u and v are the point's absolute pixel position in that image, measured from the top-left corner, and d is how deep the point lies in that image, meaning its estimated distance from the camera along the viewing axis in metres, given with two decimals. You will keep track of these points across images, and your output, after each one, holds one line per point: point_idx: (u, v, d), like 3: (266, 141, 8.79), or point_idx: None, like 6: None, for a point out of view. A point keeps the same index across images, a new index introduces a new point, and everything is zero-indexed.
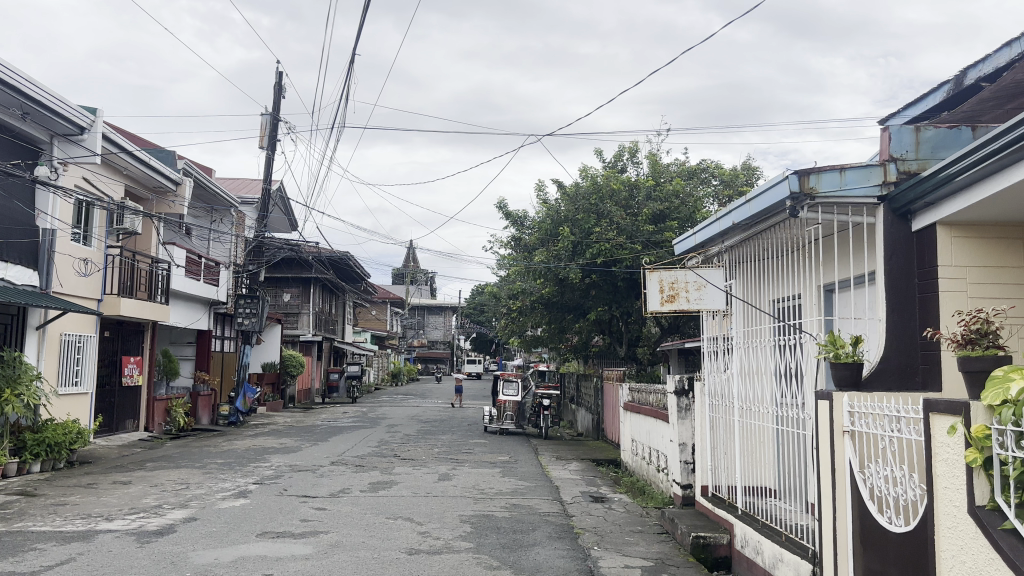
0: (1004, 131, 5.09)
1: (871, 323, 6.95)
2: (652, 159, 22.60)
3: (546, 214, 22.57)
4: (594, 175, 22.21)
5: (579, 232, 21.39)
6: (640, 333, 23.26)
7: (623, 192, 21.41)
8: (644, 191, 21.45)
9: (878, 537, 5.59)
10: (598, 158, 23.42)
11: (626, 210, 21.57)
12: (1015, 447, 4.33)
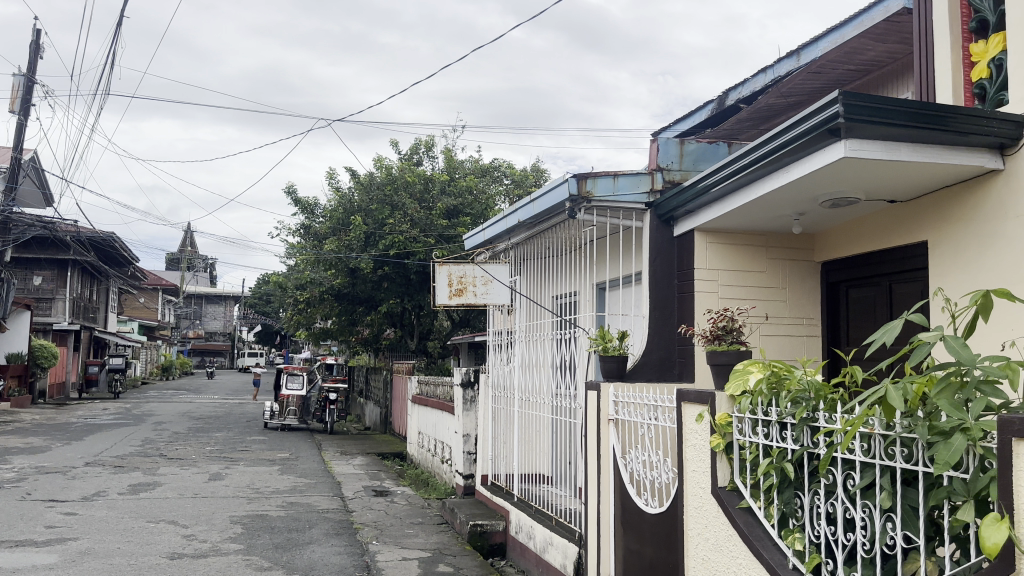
0: (751, 149, 5.65)
1: (637, 319, 7.45)
2: (447, 154, 22.90)
3: (337, 203, 22.10)
4: (389, 166, 22.20)
5: (372, 221, 21.24)
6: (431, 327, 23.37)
7: (417, 185, 21.53)
8: (438, 185, 21.69)
9: (635, 518, 6.00)
10: (393, 149, 23.32)
11: (420, 203, 21.74)
12: (751, 433, 4.87)
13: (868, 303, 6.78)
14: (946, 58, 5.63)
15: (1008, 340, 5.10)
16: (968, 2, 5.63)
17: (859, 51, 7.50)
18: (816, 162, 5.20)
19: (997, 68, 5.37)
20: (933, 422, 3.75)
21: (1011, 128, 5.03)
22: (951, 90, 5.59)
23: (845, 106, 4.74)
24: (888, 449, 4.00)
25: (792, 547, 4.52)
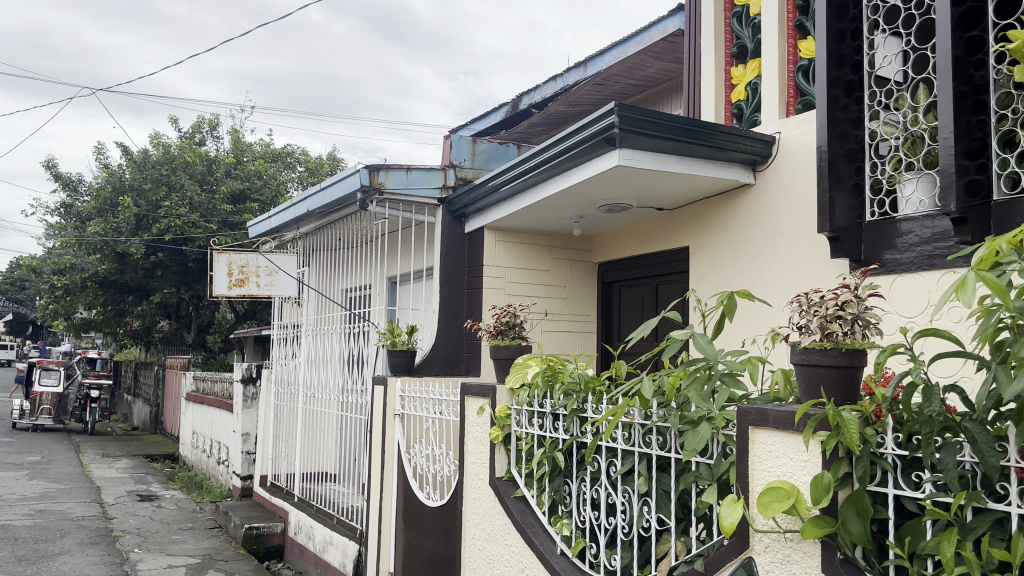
0: (535, 152, 5.85)
1: (426, 314, 7.47)
2: (234, 136, 21.78)
3: (106, 181, 20.27)
4: (167, 145, 20.66)
5: (145, 202, 19.91)
6: (212, 319, 22.05)
7: (199, 166, 20.40)
8: (223, 168, 20.61)
9: (416, 512, 6.00)
10: (174, 127, 21.80)
11: (201, 185, 20.57)
12: (529, 424, 5.04)
13: (638, 300, 7.20)
14: (711, 79, 6.16)
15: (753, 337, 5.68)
16: (731, 29, 6.14)
17: (639, 67, 8.02)
18: (594, 168, 5.48)
19: (752, 92, 5.93)
20: (683, 411, 4.10)
21: (760, 146, 5.59)
22: (714, 109, 6.13)
23: (621, 116, 5.03)
24: (646, 437, 4.34)
25: (560, 533, 4.76)
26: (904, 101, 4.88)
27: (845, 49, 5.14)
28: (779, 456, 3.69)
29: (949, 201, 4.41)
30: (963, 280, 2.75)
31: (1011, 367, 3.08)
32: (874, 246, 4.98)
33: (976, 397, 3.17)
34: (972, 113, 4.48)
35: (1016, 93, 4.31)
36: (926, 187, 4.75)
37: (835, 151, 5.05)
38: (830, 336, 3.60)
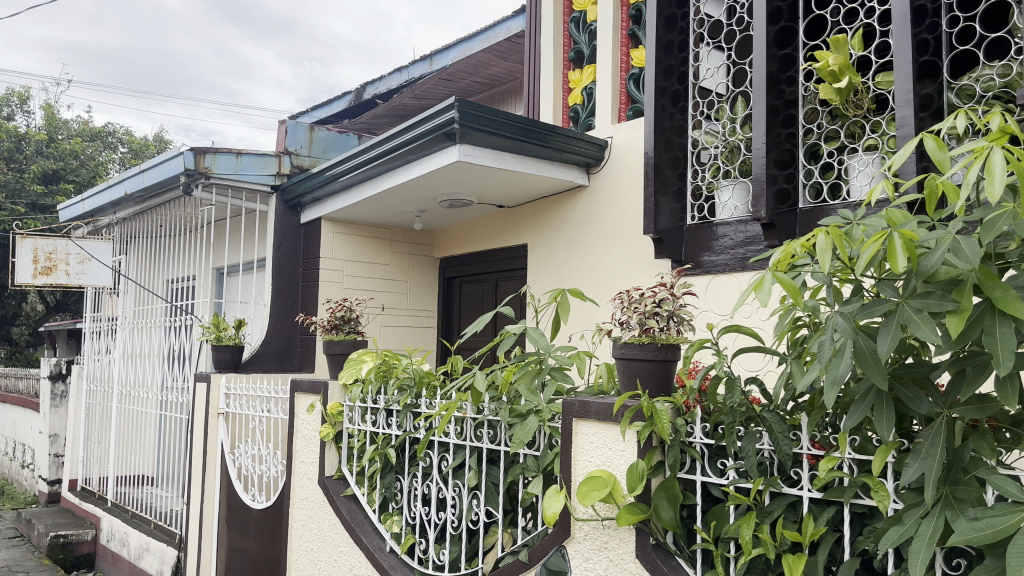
0: (374, 142, 5.74)
1: (257, 307, 7.19)
2: (48, 111, 19.99)
3: None
4: None
5: None
6: (17, 311, 20.14)
7: (5, 142, 18.59)
8: (33, 145, 18.88)
9: (240, 515, 5.75)
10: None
11: (7, 163, 18.72)
12: (361, 421, 4.95)
13: (477, 294, 7.27)
14: (549, 81, 6.28)
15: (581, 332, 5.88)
16: (569, 33, 6.30)
17: (484, 65, 8.07)
18: (434, 162, 5.45)
19: (587, 97, 6.16)
20: (514, 405, 4.17)
21: (594, 150, 5.79)
22: (551, 110, 6.25)
23: (461, 112, 5.03)
24: (477, 431, 4.37)
25: (390, 531, 4.70)
26: (723, 112, 5.20)
27: (671, 60, 5.43)
28: (599, 446, 3.83)
29: (760, 207, 4.74)
30: (761, 280, 2.95)
31: (803, 361, 3.32)
32: (693, 248, 5.28)
33: (773, 389, 3.41)
34: (783, 126, 4.87)
35: (820, 109, 4.73)
36: (741, 195, 5.08)
37: (661, 157, 5.32)
38: (648, 331, 3.78)
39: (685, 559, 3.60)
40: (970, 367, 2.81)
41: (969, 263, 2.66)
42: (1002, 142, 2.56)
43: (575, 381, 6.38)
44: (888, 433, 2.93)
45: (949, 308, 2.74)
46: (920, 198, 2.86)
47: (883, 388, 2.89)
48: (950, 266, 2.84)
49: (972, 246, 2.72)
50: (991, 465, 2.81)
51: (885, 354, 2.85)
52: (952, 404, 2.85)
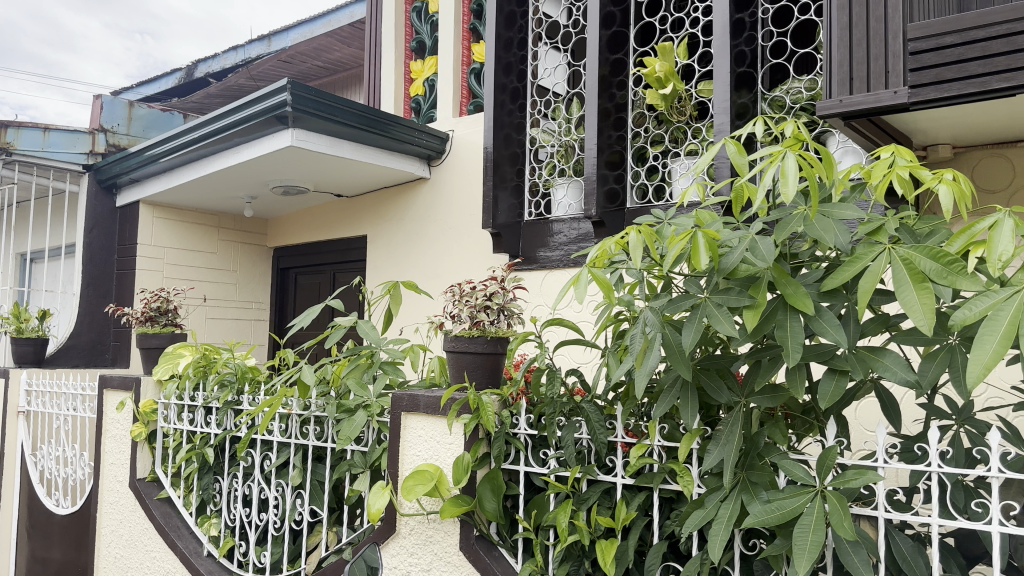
0: (200, 122, 5.43)
1: (66, 297, 6.78)
2: None
3: None
4: None
5: None
6: None
7: None
8: None
9: (43, 522, 5.32)
10: None
11: None
12: (177, 419, 4.69)
13: (312, 286, 7.11)
14: (391, 72, 6.21)
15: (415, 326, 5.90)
16: (411, 23, 6.25)
17: (326, 49, 8.01)
18: (265, 146, 5.23)
19: (428, 88, 6.10)
20: (342, 400, 4.06)
21: (435, 142, 5.77)
22: (393, 100, 6.18)
23: (294, 96, 4.86)
24: (303, 428, 4.23)
25: (208, 534, 4.49)
26: (559, 112, 5.30)
27: (511, 57, 5.45)
28: (426, 440, 3.78)
29: (591, 205, 4.86)
30: (578, 275, 2.93)
31: (619, 353, 3.38)
32: (530, 244, 5.33)
33: (591, 380, 3.39)
34: (613, 128, 5.02)
35: (647, 114, 4.90)
36: (575, 193, 5.18)
37: (500, 152, 5.35)
38: (478, 324, 3.75)
39: (507, 548, 3.64)
40: (765, 358, 2.95)
41: (764, 261, 2.80)
42: (796, 149, 2.73)
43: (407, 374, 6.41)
44: (693, 420, 3.04)
45: (746, 304, 2.89)
46: (728, 199, 3.01)
47: (688, 377, 2.98)
48: (749, 263, 2.99)
49: (769, 245, 2.86)
50: (781, 450, 2.94)
51: (689, 346, 2.94)
52: (750, 393, 3.00)
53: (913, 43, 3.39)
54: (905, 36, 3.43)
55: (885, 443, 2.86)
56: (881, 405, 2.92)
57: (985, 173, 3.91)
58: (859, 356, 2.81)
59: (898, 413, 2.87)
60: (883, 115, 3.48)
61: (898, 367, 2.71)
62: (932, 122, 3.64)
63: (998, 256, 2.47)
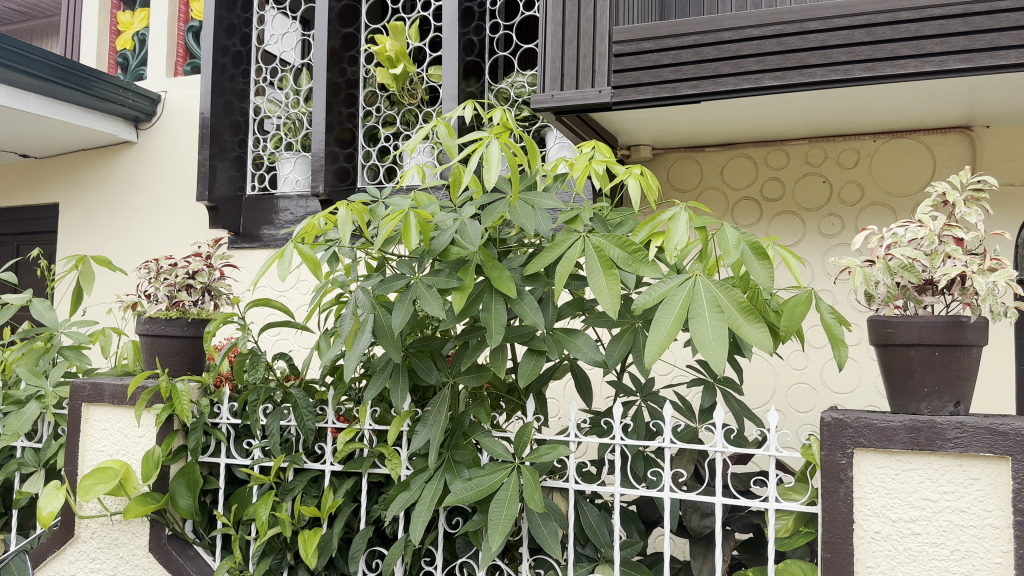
0: None
1: None
2: None
3: None
4: None
5: None
6: None
7: None
8: None
9: None
10: None
11: None
12: None
13: None
14: (92, 20, 5.51)
15: (106, 308, 5.35)
16: None
17: None
18: None
19: (139, 43, 5.63)
20: (8, 391, 3.52)
21: (144, 103, 5.24)
22: (96, 52, 5.51)
23: None
24: None
25: None
26: (286, 82, 5.03)
27: (234, 19, 5.01)
28: (110, 433, 3.39)
29: (319, 182, 4.47)
30: (282, 249, 2.55)
31: (332, 334, 2.98)
32: (253, 221, 4.95)
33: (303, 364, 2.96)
34: (344, 105, 4.63)
35: (378, 93, 4.58)
36: (303, 168, 4.90)
37: (219, 120, 4.89)
38: (178, 305, 3.37)
39: (205, 546, 3.35)
40: (472, 339, 2.76)
41: (472, 243, 2.55)
42: (503, 137, 2.56)
43: (94, 362, 5.72)
44: (402, 402, 2.76)
45: (455, 286, 2.64)
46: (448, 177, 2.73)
47: (397, 359, 2.69)
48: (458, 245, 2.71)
49: (477, 227, 2.61)
50: (485, 429, 2.79)
51: (397, 329, 2.63)
52: (457, 373, 2.79)
53: (616, 46, 3.32)
54: (610, 38, 3.34)
55: (576, 418, 2.86)
56: (575, 381, 2.92)
57: (679, 174, 4.00)
58: (555, 338, 2.73)
59: (589, 390, 2.88)
60: (590, 112, 3.39)
61: (589, 347, 2.70)
62: (634, 123, 3.64)
63: (674, 244, 2.60)
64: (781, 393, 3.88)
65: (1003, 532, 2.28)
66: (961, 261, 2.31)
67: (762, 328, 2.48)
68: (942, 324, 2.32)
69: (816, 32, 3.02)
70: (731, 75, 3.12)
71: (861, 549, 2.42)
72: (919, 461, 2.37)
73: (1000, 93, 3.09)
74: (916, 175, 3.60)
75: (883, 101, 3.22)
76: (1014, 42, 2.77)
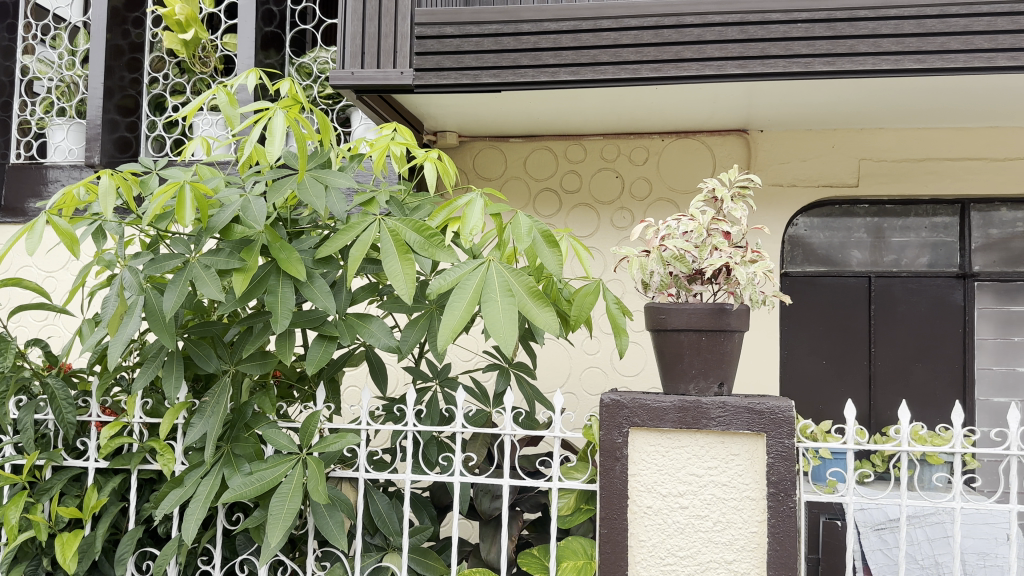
0: None
1: None
2: None
3: None
4: None
5: None
6: None
7: None
8: None
9: None
10: None
11: None
12: None
13: None
14: None
15: None
16: None
17: None
18: None
19: None
20: None
21: None
22: None
23: None
24: None
25: None
26: (60, 41, 4.53)
27: None
28: None
29: (94, 152, 4.07)
30: (32, 222, 2.31)
31: (95, 320, 2.73)
32: (16, 193, 4.39)
33: (64, 352, 2.73)
34: (127, 70, 4.24)
35: (167, 59, 4.23)
36: (77, 136, 4.45)
37: None
38: None
39: None
40: (256, 324, 2.55)
41: (255, 223, 2.36)
42: (293, 111, 2.40)
43: None
44: (175, 392, 2.56)
45: (235, 267, 2.41)
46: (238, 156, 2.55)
47: (171, 346, 2.47)
48: (243, 224, 2.50)
49: (261, 205, 2.41)
50: (270, 419, 2.63)
51: (168, 313, 2.40)
52: (238, 361, 2.60)
53: (418, 27, 3.26)
54: (412, 19, 3.28)
55: (369, 405, 2.66)
56: (370, 368, 2.77)
57: (483, 163, 4.03)
58: (347, 323, 2.54)
59: (385, 377, 2.75)
60: (392, 93, 3.30)
61: (383, 333, 2.51)
62: (440, 109, 3.57)
63: (470, 229, 2.47)
64: (575, 376, 4.03)
65: (759, 503, 2.42)
66: (725, 252, 2.47)
67: (551, 312, 2.46)
68: (708, 311, 2.47)
69: (609, 30, 3.15)
70: (530, 66, 3.17)
71: (634, 523, 2.49)
72: (687, 439, 2.48)
73: (770, 100, 3.37)
74: (698, 173, 3.86)
75: (670, 101, 3.41)
76: (780, 52, 3.03)
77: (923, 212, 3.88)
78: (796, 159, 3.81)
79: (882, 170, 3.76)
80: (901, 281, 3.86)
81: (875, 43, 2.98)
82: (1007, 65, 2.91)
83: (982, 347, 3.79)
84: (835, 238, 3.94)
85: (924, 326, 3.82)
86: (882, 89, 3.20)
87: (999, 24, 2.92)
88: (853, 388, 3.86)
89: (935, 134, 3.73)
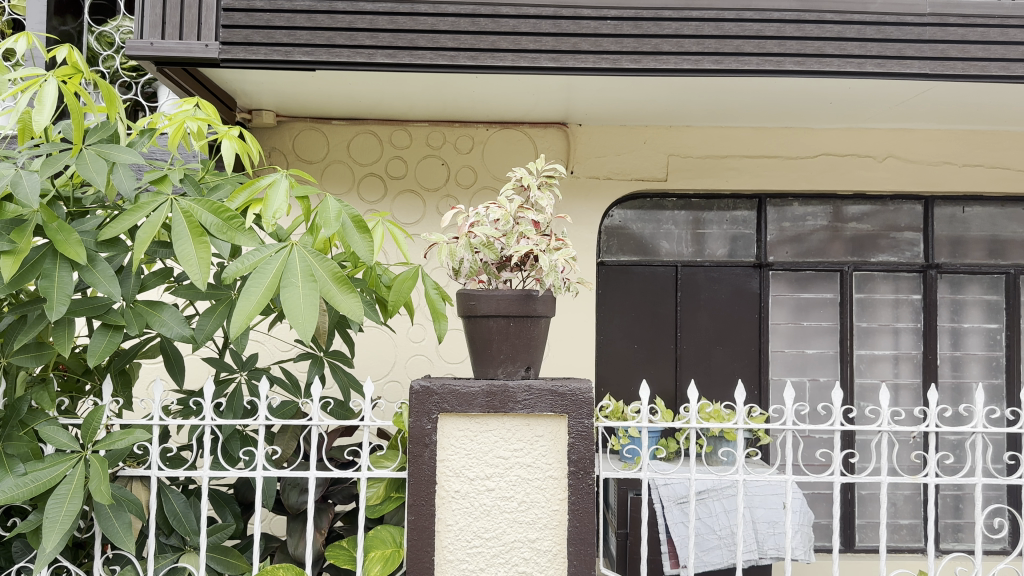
0: None
1: None
2: None
3: None
4: None
5: None
6: None
7: None
8: None
9: None
10: None
11: None
12: None
13: None
14: None
15: None
16: None
17: None
18: None
19: None
20: None
21: None
22: None
23: None
24: None
25: None
26: None
27: None
28: None
29: None
30: None
31: None
32: None
33: None
34: None
35: None
36: None
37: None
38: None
39: None
40: (31, 313, 2.35)
41: (26, 202, 2.15)
42: (72, 81, 2.24)
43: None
44: None
45: (3, 250, 2.20)
46: (10, 128, 2.34)
47: None
48: (15, 202, 2.30)
49: (34, 181, 2.20)
50: (49, 416, 2.44)
51: None
52: (10, 353, 2.37)
53: None
54: None
55: (162, 400, 2.50)
56: (165, 360, 2.62)
57: (304, 146, 3.91)
58: (136, 311, 2.40)
59: (182, 370, 2.62)
60: (197, 67, 3.13)
61: (175, 321, 2.38)
62: (254, 86, 3.42)
63: (272, 212, 2.31)
64: (400, 365, 4.01)
65: (560, 481, 2.50)
66: (532, 240, 2.52)
67: (357, 299, 2.36)
68: (515, 298, 2.51)
69: (426, 15, 3.13)
70: (345, 46, 3.10)
71: (442, 508, 2.50)
72: (494, 423, 2.52)
73: (584, 94, 3.48)
74: (520, 163, 3.93)
75: (489, 90, 3.45)
76: (591, 47, 3.13)
77: (726, 206, 4.15)
78: (613, 152, 3.96)
79: (689, 166, 3.98)
80: (705, 270, 4.11)
81: (678, 42, 3.14)
82: (793, 68, 3.15)
83: (777, 331, 4.11)
84: (648, 229, 4.14)
85: (727, 312, 4.09)
86: (686, 87, 3.38)
87: (787, 31, 3.17)
88: (665, 371, 4.07)
89: (737, 133, 4.00)
